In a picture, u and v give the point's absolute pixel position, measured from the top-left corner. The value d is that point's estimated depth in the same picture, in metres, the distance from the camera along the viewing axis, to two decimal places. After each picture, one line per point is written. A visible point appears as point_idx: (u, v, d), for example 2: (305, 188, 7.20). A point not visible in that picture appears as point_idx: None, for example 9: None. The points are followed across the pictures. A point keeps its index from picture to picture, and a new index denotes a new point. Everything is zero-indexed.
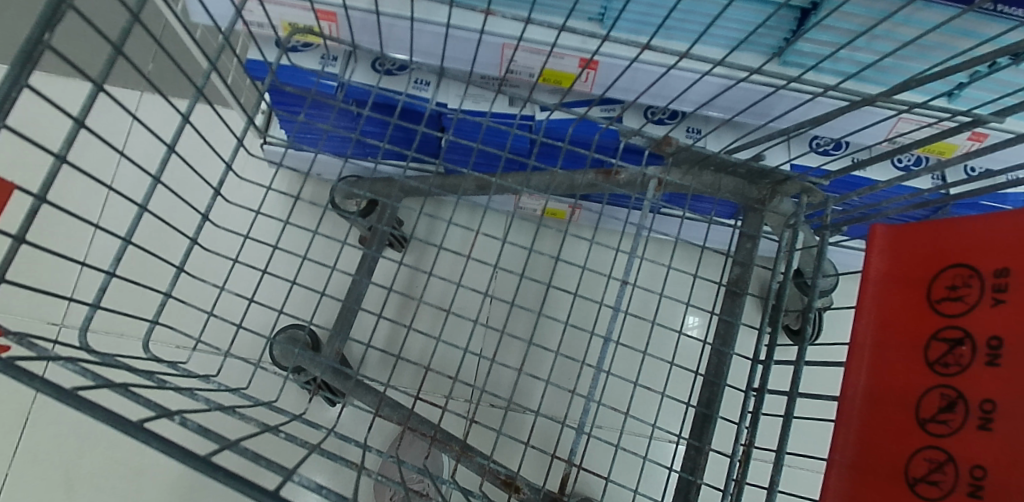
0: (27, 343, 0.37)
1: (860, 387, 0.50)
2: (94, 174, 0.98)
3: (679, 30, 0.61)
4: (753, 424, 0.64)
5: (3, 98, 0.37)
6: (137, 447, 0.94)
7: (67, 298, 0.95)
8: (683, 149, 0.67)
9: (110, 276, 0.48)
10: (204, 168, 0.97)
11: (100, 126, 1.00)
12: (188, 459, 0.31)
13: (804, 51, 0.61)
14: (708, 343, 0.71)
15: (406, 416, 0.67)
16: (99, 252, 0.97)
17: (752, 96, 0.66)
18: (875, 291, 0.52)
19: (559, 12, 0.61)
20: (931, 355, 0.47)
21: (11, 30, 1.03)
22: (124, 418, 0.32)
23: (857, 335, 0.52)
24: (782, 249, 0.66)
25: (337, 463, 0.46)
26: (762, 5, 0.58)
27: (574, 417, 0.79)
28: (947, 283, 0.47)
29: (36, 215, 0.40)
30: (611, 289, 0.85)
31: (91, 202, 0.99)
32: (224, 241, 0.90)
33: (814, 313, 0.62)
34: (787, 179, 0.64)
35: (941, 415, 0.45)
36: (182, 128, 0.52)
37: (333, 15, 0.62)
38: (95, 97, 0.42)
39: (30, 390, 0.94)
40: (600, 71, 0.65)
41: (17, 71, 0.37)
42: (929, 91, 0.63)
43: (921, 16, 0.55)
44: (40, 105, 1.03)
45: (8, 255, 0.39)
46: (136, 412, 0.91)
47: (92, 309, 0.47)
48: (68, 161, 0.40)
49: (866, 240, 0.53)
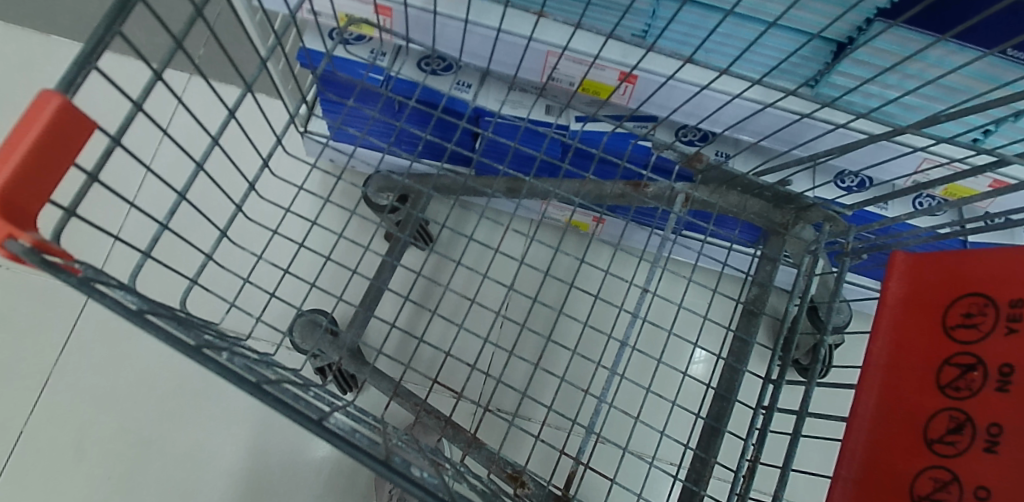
0: (97, 272, 0.39)
1: (871, 405, 0.51)
2: (153, 116, 1.02)
3: (717, 52, 0.64)
4: (760, 440, 0.64)
5: (98, 42, 0.39)
6: (153, 417, 0.96)
7: (114, 236, 0.98)
8: (713, 168, 0.70)
9: (165, 225, 0.50)
10: (258, 137, 0.99)
11: (170, 79, 1.04)
12: (240, 383, 0.35)
13: (836, 83, 0.63)
14: (721, 359, 0.72)
15: (421, 399, 0.68)
16: (148, 197, 1.02)
17: (781, 122, 0.69)
18: (891, 314, 0.53)
19: (606, 26, 0.64)
20: (943, 379, 0.48)
21: (82, 7, 1.08)
22: (183, 341, 0.35)
23: (871, 355, 0.53)
24: (802, 273, 0.68)
25: (359, 424, 0.50)
26: (798, 35, 0.62)
27: (584, 420, 0.81)
28: (963, 310, 0.48)
29: (111, 154, 0.42)
30: (631, 298, 0.87)
31: (148, 146, 1.03)
32: (265, 211, 0.93)
33: (828, 341, 0.63)
34: (813, 205, 0.67)
35: (949, 436, 0.46)
36: (244, 97, 0.55)
37: (390, 10, 0.66)
38: (173, 54, 0.45)
39: (58, 346, 0.97)
40: (638, 85, 0.68)
41: (112, 18, 0.39)
42: (951, 132, 0.65)
43: (950, 58, 0.58)
44: (97, 81, 1.08)
45: (82, 190, 0.42)
46: None
47: (144, 256, 0.50)
48: (145, 108, 0.43)
49: (885, 265, 0.54)
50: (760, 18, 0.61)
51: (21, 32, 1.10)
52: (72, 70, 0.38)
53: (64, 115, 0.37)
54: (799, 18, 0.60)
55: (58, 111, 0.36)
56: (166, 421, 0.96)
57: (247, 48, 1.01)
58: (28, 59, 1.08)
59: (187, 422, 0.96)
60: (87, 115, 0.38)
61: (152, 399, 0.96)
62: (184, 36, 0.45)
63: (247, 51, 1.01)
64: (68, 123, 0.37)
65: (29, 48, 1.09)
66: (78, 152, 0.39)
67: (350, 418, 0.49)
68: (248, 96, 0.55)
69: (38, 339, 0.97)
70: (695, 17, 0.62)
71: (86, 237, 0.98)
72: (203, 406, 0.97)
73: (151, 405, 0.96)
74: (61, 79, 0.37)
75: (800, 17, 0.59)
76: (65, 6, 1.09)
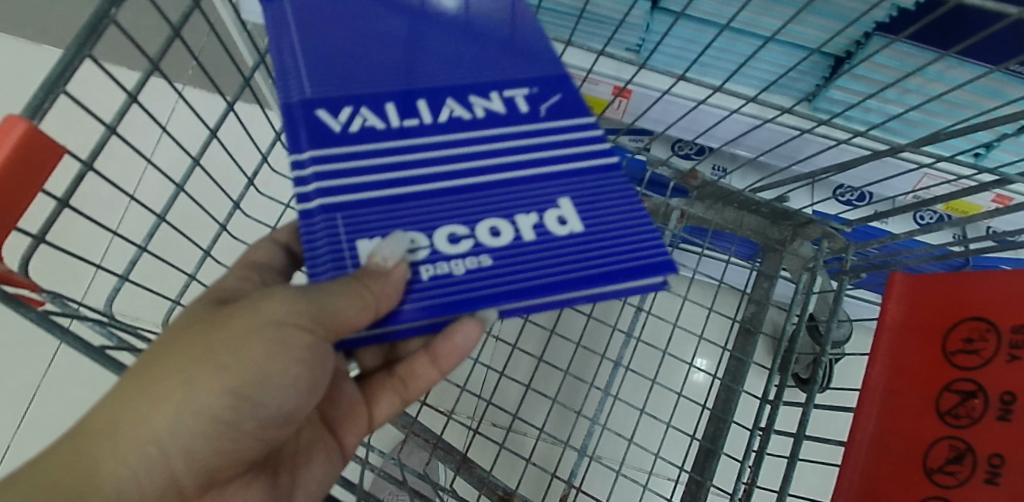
0: (59, 302, 0.40)
1: (868, 432, 0.50)
2: (137, 144, 1.03)
3: (713, 67, 0.63)
4: (756, 463, 0.62)
5: (65, 66, 0.38)
6: None
7: (95, 265, 0.98)
8: (708, 185, 0.67)
9: (142, 249, 0.49)
10: (243, 158, 1.00)
11: (151, 107, 1.05)
12: None
13: (835, 98, 0.62)
14: (718, 379, 0.70)
15: (410, 420, 0.65)
16: (132, 223, 1.01)
17: (780, 138, 0.68)
18: (889, 340, 0.52)
19: (598, 39, 0.63)
20: (942, 406, 0.46)
21: (65, 29, 1.09)
22: None
23: (868, 381, 0.52)
24: (800, 291, 0.67)
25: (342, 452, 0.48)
26: (796, 49, 0.60)
27: (578, 440, 0.81)
28: (964, 335, 0.47)
29: (82, 180, 0.41)
30: (626, 316, 0.87)
31: (132, 177, 1.03)
32: (251, 229, 0.94)
33: (827, 359, 0.61)
34: (810, 222, 0.65)
35: (949, 466, 0.44)
36: (226, 116, 0.54)
37: None
38: (149, 75, 0.44)
39: (44, 364, 0.96)
40: (632, 100, 0.68)
41: (82, 42, 0.38)
42: (953, 147, 0.64)
43: (951, 73, 0.57)
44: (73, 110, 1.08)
45: (52, 217, 0.41)
46: None
47: (121, 281, 0.49)
48: (118, 133, 0.42)
49: (885, 288, 0.53)
50: (758, 33, 0.59)
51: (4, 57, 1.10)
52: (39, 95, 0.37)
53: (29, 142, 0.35)
54: (798, 32, 0.58)
55: (24, 137, 0.35)
56: None
57: (233, 66, 1.01)
58: (9, 81, 1.08)
59: None
60: (55, 141, 0.37)
61: None
62: (160, 57, 0.44)
63: (232, 70, 1.01)
64: (35, 149, 0.36)
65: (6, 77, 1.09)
66: (45, 179, 0.37)
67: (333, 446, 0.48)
68: (230, 115, 0.54)
69: (23, 360, 0.96)
70: (690, 32, 0.61)
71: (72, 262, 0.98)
72: None
73: None
74: (28, 104, 0.36)
75: (799, 31, 0.58)
76: (48, 30, 1.09)
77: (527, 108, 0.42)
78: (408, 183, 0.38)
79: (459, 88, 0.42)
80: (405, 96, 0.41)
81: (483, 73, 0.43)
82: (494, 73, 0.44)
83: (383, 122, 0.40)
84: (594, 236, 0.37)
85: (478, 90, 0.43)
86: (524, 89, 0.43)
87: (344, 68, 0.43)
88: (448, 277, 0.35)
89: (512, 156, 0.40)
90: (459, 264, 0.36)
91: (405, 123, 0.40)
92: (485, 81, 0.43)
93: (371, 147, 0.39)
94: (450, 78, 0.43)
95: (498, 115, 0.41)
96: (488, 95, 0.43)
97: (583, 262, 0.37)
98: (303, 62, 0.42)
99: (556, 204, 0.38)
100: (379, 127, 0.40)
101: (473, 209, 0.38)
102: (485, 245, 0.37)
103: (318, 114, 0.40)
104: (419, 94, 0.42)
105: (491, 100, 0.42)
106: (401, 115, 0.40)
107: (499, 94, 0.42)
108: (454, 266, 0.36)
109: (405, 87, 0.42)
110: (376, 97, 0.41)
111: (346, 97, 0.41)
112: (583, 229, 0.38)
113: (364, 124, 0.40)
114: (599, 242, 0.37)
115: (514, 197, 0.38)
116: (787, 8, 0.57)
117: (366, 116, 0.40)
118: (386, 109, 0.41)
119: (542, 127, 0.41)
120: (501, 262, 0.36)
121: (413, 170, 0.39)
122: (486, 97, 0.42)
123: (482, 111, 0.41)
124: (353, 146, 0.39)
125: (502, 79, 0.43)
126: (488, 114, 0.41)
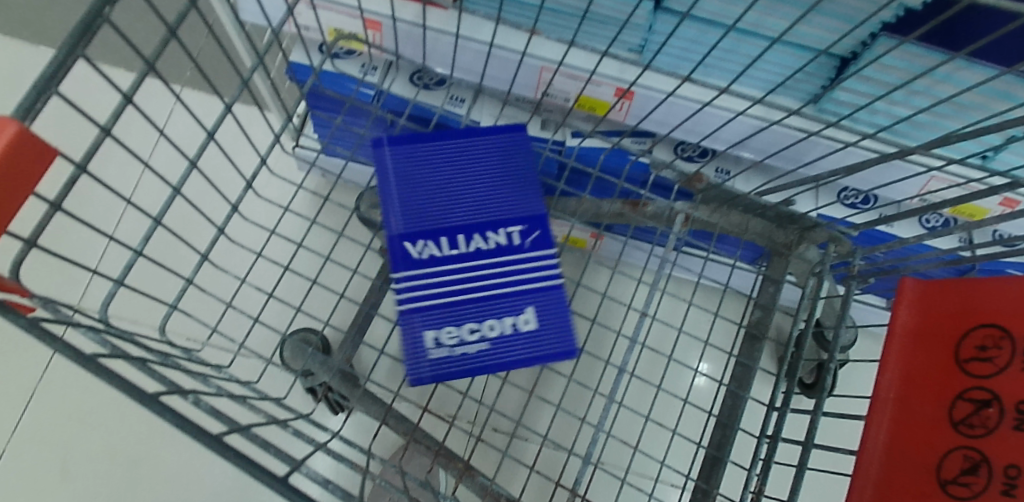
0: (51, 307, 0.39)
1: (880, 442, 0.48)
2: (134, 148, 1.02)
3: (718, 68, 0.62)
4: (764, 471, 0.59)
5: (58, 66, 0.37)
6: (126, 445, 0.93)
7: (91, 270, 0.97)
8: (714, 188, 0.67)
9: (137, 255, 0.48)
10: (241, 160, 0.99)
11: (148, 110, 1.04)
12: (201, 436, 0.32)
13: (841, 100, 0.61)
14: (724, 385, 0.69)
15: (411, 427, 0.64)
16: (128, 226, 1.00)
17: (785, 140, 0.66)
18: (900, 346, 0.50)
19: (602, 40, 0.62)
20: (956, 415, 0.44)
21: (60, 30, 1.08)
22: (140, 389, 0.33)
23: (879, 388, 0.49)
24: (806, 296, 0.65)
25: (341, 463, 0.47)
26: (802, 51, 0.59)
27: (581, 447, 0.80)
28: (978, 343, 0.45)
29: (74, 183, 0.40)
30: (629, 321, 0.87)
31: (129, 180, 1.02)
32: (249, 233, 0.92)
33: (835, 365, 0.60)
34: (816, 225, 0.64)
35: (963, 477, 0.43)
36: (223, 118, 0.52)
37: (379, 25, 0.64)
38: (144, 76, 0.43)
39: (41, 368, 0.95)
40: (635, 102, 0.66)
41: (74, 41, 0.37)
42: (963, 150, 0.62)
43: (961, 75, 0.55)
44: (69, 111, 1.07)
45: (43, 222, 0.39)
46: (151, 385, 0.91)
47: (115, 286, 0.48)
48: (112, 135, 0.41)
49: (893, 293, 0.51)
50: (763, 34, 0.58)
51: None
52: (30, 95, 0.36)
53: (20, 143, 0.34)
54: (804, 34, 0.57)
55: (14, 138, 0.34)
56: (137, 451, 0.93)
57: (231, 68, 1.00)
58: (4, 81, 1.07)
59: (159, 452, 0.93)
60: (47, 142, 0.36)
61: (129, 427, 0.93)
62: (155, 58, 0.42)
63: (230, 72, 1.00)
64: (26, 150, 0.35)
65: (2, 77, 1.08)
66: (37, 181, 0.36)
67: (331, 457, 0.46)
68: (228, 117, 0.52)
69: (20, 363, 0.95)
70: (694, 33, 0.59)
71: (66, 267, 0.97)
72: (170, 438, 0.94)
73: (123, 434, 0.93)
74: (18, 106, 0.35)
75: (805, 33, 0.57)
76: (43, 30, 1.08)
77: (521, 241, 0.58)
78: (446, 297, 0.55)
79: (477, 226, 0.58)
80: (454, 231, 0.58)
81: (494, 210, 0.59)
82: (503, 210, 0.59)
83: (440, 251, 0.57)
84: (540, 334, 0.56)
85: (489, 227, 0.58)
86: (518, 225, 0.59)
87: (418, 205, 0.58)
88: (457, 356, 0.54)
89: (509, 275, 0.57)
90: (470, 346, 0.54)
91: (454, 252, 0.57)
92: (495, 218, 0.59)
93: (433, 272, 0.56)
94: (480, 216, 0.59)
95: (503, 248, 0.58)
96: (493, 226, 0.58)
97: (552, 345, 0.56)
98: (398, 203, 0.58)
99: (522, 311, 0.56)
100: (438, 256, 0.57)
101: (493, 303, 0.56)
102: (486, 333, 0.55)
103: (403, 246, 0.56)
104: (460, 230, 0.58)
105: (498, 235, 0.58)
106: (451, 246, 0.57)
107: (503, 230, 0.58)
108: (452, 347, 0.54)
109: (464, 215, 0.59)
110: (438, 232, 0.57)
111: (424, 231, 0.57)
112: (534, 329, 0.56)
113: (431, 254, 0.57)
114: (542, 338, 0.56)
115: (499, 305, 0.56)
116: (793, 8, 0.55)
117: (432, 247, 0.57)
118: (442, 241, 0.57)
119: (525, 256, 0.58)
120: (491, 348, 0.55)
121: (462, 280, 0.56)
122: (494, 234, 0.58)
123: (493, 244, 0.58)
124: (422, 270, 0.56)
125: (506, 216, 0.59)
126: (497, 247, 0.58)
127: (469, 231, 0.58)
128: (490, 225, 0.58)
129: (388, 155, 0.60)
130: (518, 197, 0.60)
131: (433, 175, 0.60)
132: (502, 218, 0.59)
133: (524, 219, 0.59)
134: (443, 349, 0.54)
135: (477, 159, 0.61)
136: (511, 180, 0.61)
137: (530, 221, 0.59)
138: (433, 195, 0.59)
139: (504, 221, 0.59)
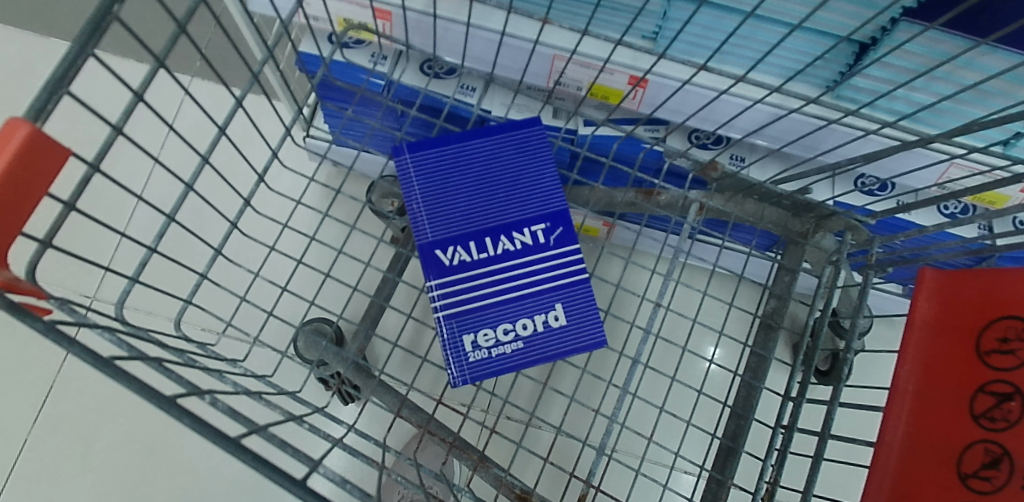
0: (67, 307, 0.38)
1: (897, 437, 0.46)
2: (144, 146, 1.02)
3: (734, 55, 0.61)
4: (778, 462, 0.56)
5: (70, 64, 0.36)
6: (142, 433, 0.94)
7: (103, 267, 0.98)
8: (728, 176, 0.66)
9: (151, 252, 0.48)
10: (251, 154, 1.00)
11: (156, 106, 1.04)
12: (218, 440, 0.33)
13: (860, 86, 0.60)
14: (737, 376, 0.68)
15: (425, 418, 0.64)
16: (140, 222, 1.01)
17: (803, 128, 0.65)
18: (919, 338, 0.47)
19: (615, 27, 0.61)
20: (977, 408, 0.42)
21: (64, 25, 1.07)
22: (158, 392, 0.33)
23: (898, 381, 0.47)
24: (822, 284, 0.63)
25: (357, 459, 0.46)
26: (821, 37, 0.58)
27: (595, 438, 0.83)
28: (999, 334, 0.42)
29: (88, 182, 0.40)
30: (644, 311, 0.89)
31: (141, 176, 1.02)
32: (263, 228, 0.94)
33: (851, 355, 0.56)
34: (833, 214, 0.63)
35: (984, 472, 0.40)
36: (234, 113, 0.51)
37: (389, 14, 0.63)
38: (154, 73, 0.42)
39: (58, 360, 0.96)
40: (649, 90, 0.65)
41: (84, 40, 0.36)
42: (985, 137, 0.61)
43: (984, 61, 0.54)
44: (76, 108, 1.08)
45: (58, 222, 0.39)
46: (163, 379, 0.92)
47: (130, 285, 0.47)
48: (124, 133, 0.40)
49: (912, 282, 0.48)
50: (782, 20, 0.57)
51: (7, 50, 1.08)
52: (42, 95, 0.35)
53: (34, 142, 0.34)
54: (825, 20, 0.56)
55: (26, 140, 0.34)
56: (153, 438, 0.94)
57: (240, 61, 1.00)
58: (15, 80, 1.07)
59: (172, 442, 0.94)
60: (59, 142, 0.35)
61: (141, 419, 0.95)
62: (165, 54, 0.42)
63: (239, 65, 1.00)
64: (38, 150, 0.34)
65: (11, 71, 1.08)
66: (52, 181, 0.36)
67: (347, 453, 0.46)
68: (238, 111, 0.51)
69: (37, 357, 0.97)
70: (710, 19, 0.58)
71: (75, 263, 0.98)
72: (181, 428, 0.95)
73: (140, 421, 0.95)
74: (29, 107, 0.35)
75: (826, 19, 0.56)
76: (51, 24, 1.08)
77: (545, 241, 0.57)
78: (480, 300, 0.56)
79: (502, 228, 0.57)
80: (480, 235, 0.57)
81: (518, 210, 0.58)
82: (527, 209, 0.58)
83: (470, 256, 0.56)
84: (572, 328, 0.56)
85: (514, 227, 0.57)
86: (543, 223, 0.58)
87: (446, 211, 0.57)
88: (495, 357, 0.55)
89: (539, 274, 0.57)
90: (505, 348, 0.55)
91: (482, 256, 0.56)
92: (519, 219, 0.58)
93: (465, 277, 0.56)
94: (504, 218, 0.57)
95: (529, 248, 0.57)
96: (517, 226, 0.57)
97: (584, 337, 0.56)
98: (424, 211, 0.57)
99: (552, 308, 0.56)
100: (468, 262, 0.56)
101: (523, 305, 0.56)
102: (519, 334, 0.55)
103: (434, 256, 0.56)
104: (487, 232, 0.57)
105: (523, 235, 0.57)
106: (479, 251, 0.57)
107: (526, 230, 0.57)
108: (489, 350, 0.55)
109: (491, 217, 0.57)
110: (467, 237, 0.57)
111: (453, 238, 0.57)
112: (566, 324, 0.56)
113: (461, 260, 0.56)
114: (576, 331, 0.56)
115: (532, 304, 0.56)
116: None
117: (461, 252, 0.56)
118: (471, 246, 0.57)
119: (553, 255, 0.57)
120: (525, 348, 0.55)
121: (493, 283, 0.56)
122: (518, 234, 0.57)
123: (519, 245, 0.57)
124: (456, 276, 0.56)
125: (531, 215, 0.58)
126: (524, 247, 0.57)
127: (495, 233, 0.57)
128: (516, 224, 0.57)
129: (409, 162, 0.58)
130: (541, 194, 0.58)
131: (457, 178, 0.58)
132: (529, 216, 0.58)
133: (548, 216, 0.58)
134: (480, 351, 0.55)
135: (498, 155, 0.59)
136: (532, 176, 0.59)
137: (555, 217, 0.58)
138: (458, 199, 0.58)
139: (529, 219, 0.58)
